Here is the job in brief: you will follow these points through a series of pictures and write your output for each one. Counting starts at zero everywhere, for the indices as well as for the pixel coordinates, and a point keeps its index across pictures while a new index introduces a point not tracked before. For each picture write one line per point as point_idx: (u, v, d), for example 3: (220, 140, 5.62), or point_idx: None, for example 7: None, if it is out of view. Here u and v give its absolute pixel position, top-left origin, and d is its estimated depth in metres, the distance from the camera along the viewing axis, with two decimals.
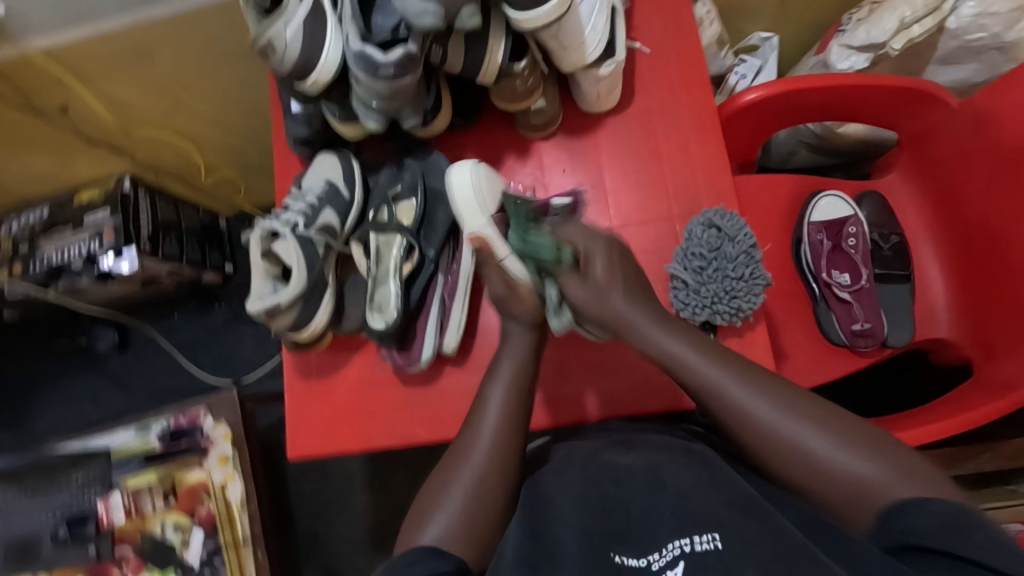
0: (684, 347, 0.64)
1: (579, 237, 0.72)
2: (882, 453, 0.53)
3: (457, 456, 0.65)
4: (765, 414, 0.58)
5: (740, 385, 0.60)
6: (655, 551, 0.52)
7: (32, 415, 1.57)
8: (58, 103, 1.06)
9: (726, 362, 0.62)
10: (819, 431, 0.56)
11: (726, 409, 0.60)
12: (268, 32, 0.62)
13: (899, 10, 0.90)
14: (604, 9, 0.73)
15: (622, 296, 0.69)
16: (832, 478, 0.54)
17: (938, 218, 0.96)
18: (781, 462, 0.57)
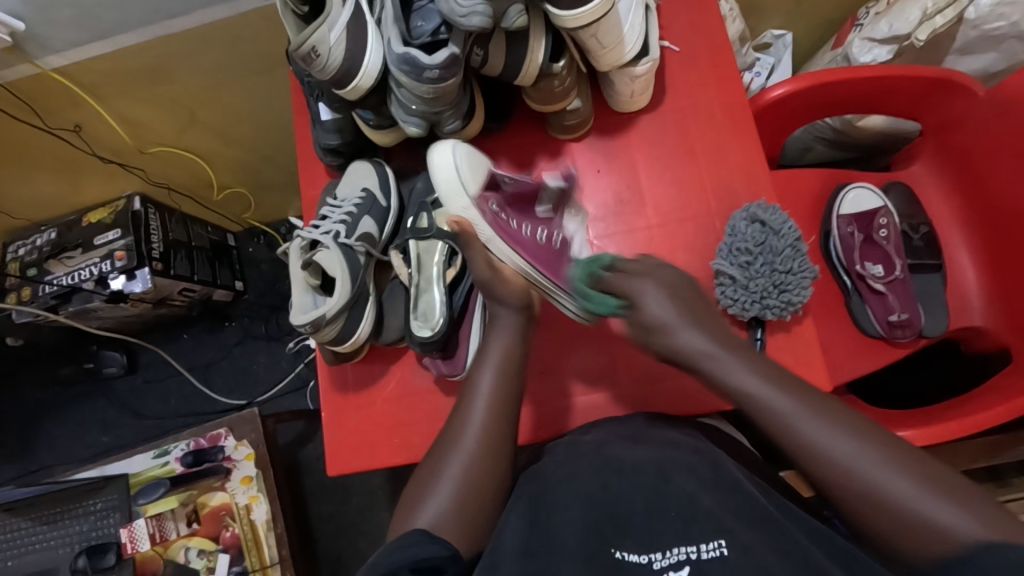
0: (750, 376, 0.59)
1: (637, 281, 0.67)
2: (967, 498, 0.49)
3: (448, 438, 0.64)
4: (841, 452, 0.54)
5: (812, 419, 0.56)
6: (659, 551, 0.53)
7: (39, 444, 1.52)
8: (71, 122, 1.04)
9: (796, 394, 0.58)
10: (897, 470, 0.52)
11: (798, 447, 0.56)
12: (312, 38, 0.61)
13: (921, 2, 0.91)
14: (639, 8, 0.73)
15: (691, 321, 0.63)
16: (915, 525, 0.49)
17: (966, 208, 0.96)
18: (852, 501, 0.53)
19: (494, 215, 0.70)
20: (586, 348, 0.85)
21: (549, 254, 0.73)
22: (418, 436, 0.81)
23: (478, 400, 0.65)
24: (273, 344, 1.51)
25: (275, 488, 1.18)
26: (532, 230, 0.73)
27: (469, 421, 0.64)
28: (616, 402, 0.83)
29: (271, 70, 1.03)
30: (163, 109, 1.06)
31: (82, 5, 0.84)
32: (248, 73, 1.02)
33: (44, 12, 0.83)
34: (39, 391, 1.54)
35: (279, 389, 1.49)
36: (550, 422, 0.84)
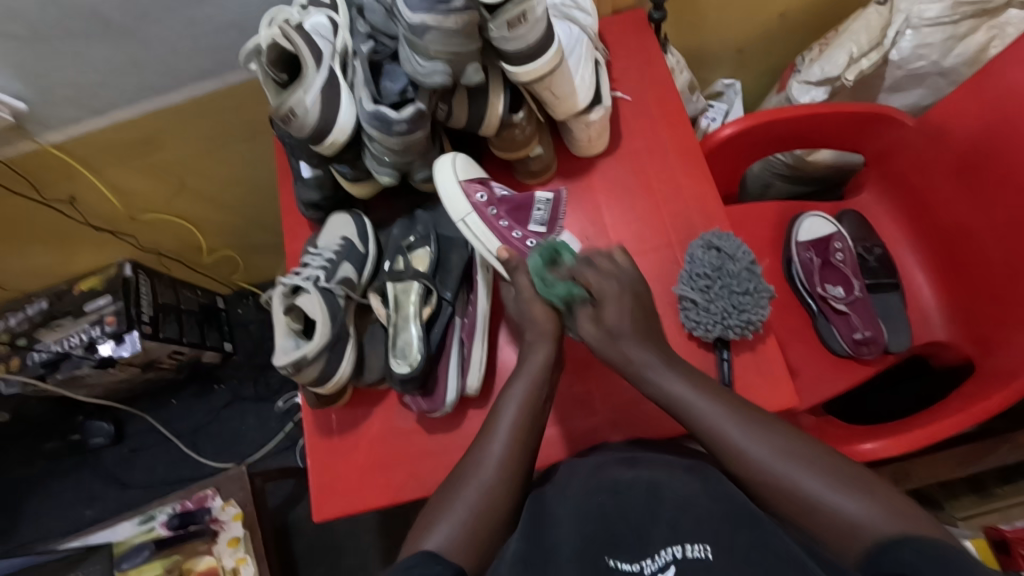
0: (679, 387, 0.67)
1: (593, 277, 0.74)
2: (871, 492, 0.54)
3: (459, 476, 0.66)
4: (759, 453, 0.60)
5: (737, 425, 0.62)
6: (647, 557, 0.56)
7: (21, 521, 1.49)
8: (66, 194, 1.10)
9: (722, 402, 0.65)
10: (806, 467, 0.57)
11: (724, 450, 0.62)
12: (289, 101, 0.68)
13: (847, 47, 1.01)
14: (588, 63, 0.81)
15: (631, 341, 0.71)
16: (828, 512, 0.54)
17: (913, 226, 1.02)
18: (768, 494, 0.59)
19: (477, 207, 0.79)
20: (564, 381, 0.87)
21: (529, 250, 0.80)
22: (403, 476, 0.82)
23: (497, 435, 0.68)
24: (261, 404, 1.51)
25: (262, 549, 1.16)
26: (519, 233, 0.80)
27: (486, 454, 0.66)
28: (597, 432, 0.85)
29: (256, 136, 1.09)
30: (154, 177, 1.12)
31: (81, 84, 0.91)
32: (235, 139, 1.09)
33: (45, 92, 0.90)
34: (22, 467, 1.52)
35: (268, 449, 1.48)
36: (534, 456, 0.85)
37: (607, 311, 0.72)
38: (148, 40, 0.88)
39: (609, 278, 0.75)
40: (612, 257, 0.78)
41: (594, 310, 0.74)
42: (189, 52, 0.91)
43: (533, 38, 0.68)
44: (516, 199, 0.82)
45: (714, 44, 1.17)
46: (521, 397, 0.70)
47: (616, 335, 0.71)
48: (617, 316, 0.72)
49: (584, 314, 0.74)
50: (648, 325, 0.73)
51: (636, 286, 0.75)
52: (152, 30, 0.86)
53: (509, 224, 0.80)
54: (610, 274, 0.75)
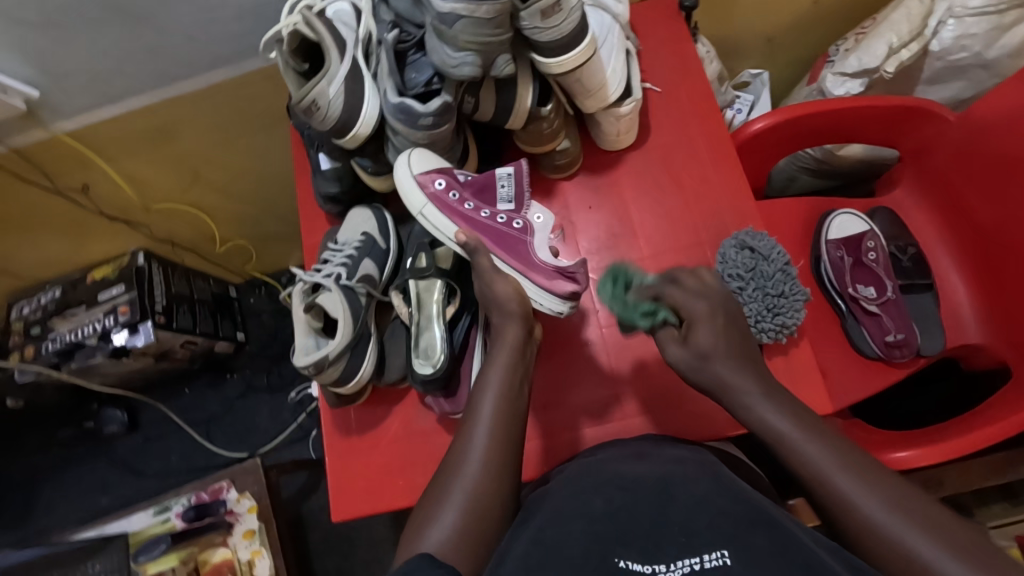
0: (754, 390, 0.62)
1: (683, 300, 0.67)
2: (952, 533, 0.49)
3: (453, 468, 0.63)
4: (834, 471, 0.55)
5: (811, 441, 0.57)
6: (662, 563, 0.52)
7: (36, 508, 1.49)
8: (79, 183, 1.08)
9: (798, 416, 0.60)
10: (877, 490, 0.53)
11: (796, 464, 0.57)
12: (312, 92, 0.65)
13: (886, 37, 0.96)
14: (620, 53, 0.78)
15: (723, 360, 0.63)
16: (882, 542, 0.51)
17: (950, 227, 0.99)
18: (837, 515, 0.54)
19: (440, 198, 0.74)
20: (588, 382, 0.85)
21: (496, 232, 0.75)
22: (424, 475, 0.81)
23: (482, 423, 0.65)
24: (275, 395, 1.50)
25: (277, 541, 1.15)
26: (486, 213, 0.76)
27: (474, 445, 0.64)
28: (621, 434, 0.83)
29: (272, 125, 1.07)
30: (168, 166, 1.10)
31: (94, 71, 0.89)
32: (249, 128, 1.06)
33: (58, 79, 0.88)
34: (37, 454, 1.52)
35: (281, 440, 1.47)
36: (557, 457, 0.83)
37: (699, 334, 0.64)
38: (162, 25, 0.85)
39: (698, 295, 0.67)
40: (697, 272, 0.70)
41: (684, 332, 0.66)
42: (204, 38, 0.88)
43: (568, 29, 0.65)
44: (474, 181, 0.77)
45: (743, 32, 1.13)
46: (500, 380, 0.67)
47: (702, 357, 0.64)
48: (712, 341, 0.64)
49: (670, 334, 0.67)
50: (745, 351, 0.65)
51: (728, 311, 0.67)
52: (166, 15, 0.83)
53: (474, 207, 0.76)
54: (702, 289, 0.67)
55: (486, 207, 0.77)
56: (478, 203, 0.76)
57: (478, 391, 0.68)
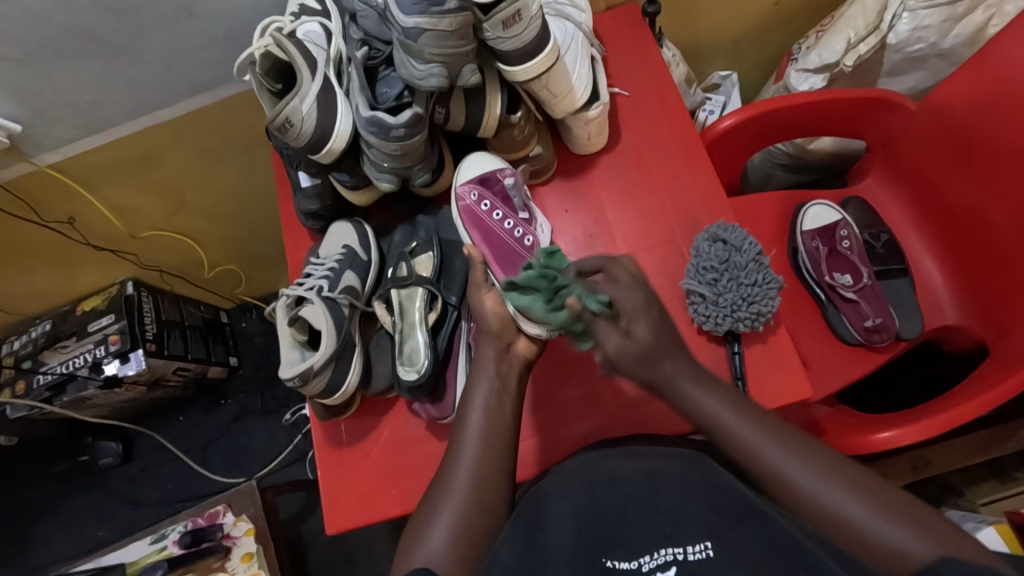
0: (710, 402, 0.62)
1: (623, 296, 0.65)
2: (916, 518, 0.51)
3: (439, 489, 0.64)
4: (797, 475, 0.55)
5: (775, 446, 0.58)
6: (646, 554, 0.54)
7: (33, 545, 1.48)
8: (66, 214, 1.09)
9: (758, 424, 0.60)
10: (853, 498, 0.53)
11: (761, 471, 0.57)
12: (286, 110, 0.67)
13: (844, 33, 1.00)
14: (585, 60, 0.81)
15: (667, 359, 0.63)
16: (869, 543, 0.51)
17: (921, 212, 1.01)
18: (812, 517, 0.54)
19: (472, 208, 0.81)
20: (576, 382, 0.86)
21: (506, 240, 0.81)
22: (414, 483, 0.81)
23: (469, 442, 0.66)
24: (269, 417, 1.50)
25: (276, 564, 1.14)
26: (509, 222, 0.81)
27: (461, 459, 0.65)
28: (608, 431, 0.84)
29: (253, 148, 1.09)
30: (153, 194, 1.12)
31: (76, 104, 0.91)
32: (233, 153, 1.08)
33: (42, 113, 0.90)
34: (32, 490, 1.50)
35: (277, 463, 1.47)
36: (547, 458, 0.84)
37: (637, 328, 0.63)
38: (142, 56, 0.87)
39: (628, 290, 0.67)
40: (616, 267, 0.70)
41: (616, 326, 0.63)
42: (184, 67, 0.91)
43: (530, 37, 0.68)
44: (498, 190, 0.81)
45: (709, 36, 1.16)
46: (483, 408, 0.68)
47: (648, 358, 0.63)
48: (648, 334, 0.63)
49: (607, 330, 0.63)
50: (675, 341, 0.66)
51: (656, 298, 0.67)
52: (146, 46, 0.86)
53: (502, 217, 0.81)
54: (627, 283, 0.67)
55: (509, 216, 0.81)
56: (503, 211, 0.81)
57: (463, 411, 0.69)
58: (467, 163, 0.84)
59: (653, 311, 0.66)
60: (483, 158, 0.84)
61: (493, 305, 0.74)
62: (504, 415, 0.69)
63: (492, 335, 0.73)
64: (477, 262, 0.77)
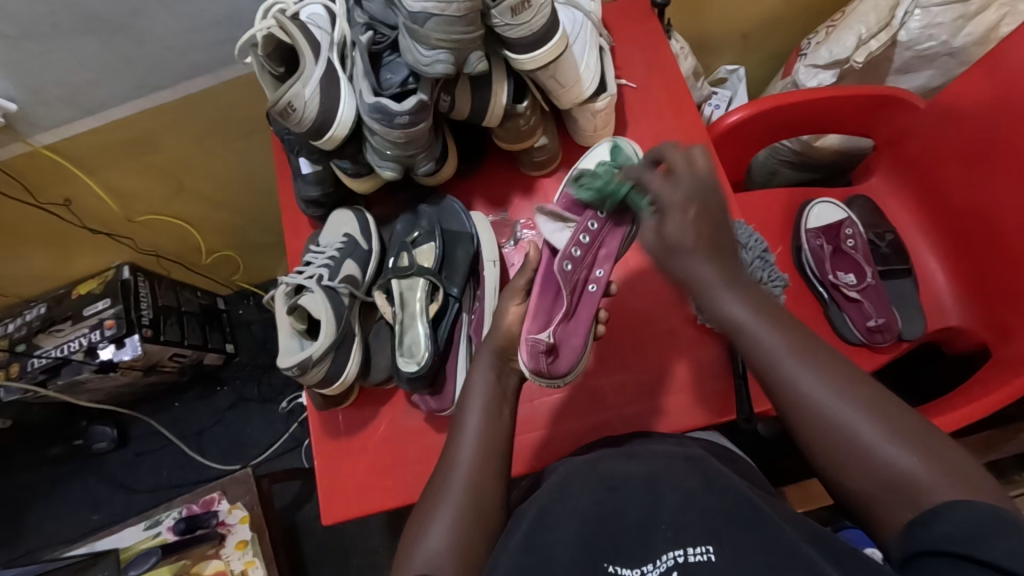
0: (743, 311, 0.58)
1: (660, 185, 0.60)
2: (930, 446, 0.49)
3: (435, 485, 0.65)
4: (816, 390, 0.54)
5: (802, 363, 0.55)
6: (649, 562, 0.54)
7: (27, 528, 1.47)
8: (62, 196, 1.07)
9: (791, 336, 0.57)
10: (873, 419, 0.51)
11: (778, 384, 0.56)
12: (288, 93, 0.66)
13: (856, 29, 1.00)
14: (594, 51, 0.79)
15: (693, 256, 0.58)
16: (878, 467, 0.50)
17: (927, 213, 1.00)
18: (816, 435, 0.54)
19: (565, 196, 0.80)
20: (577, 376, 0.85)
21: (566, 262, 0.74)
22: (413, 475, 0.81)
23: (465, 440, 0.66)
24: (266, 406, 1.50)
25: (270, 552, 1.13)
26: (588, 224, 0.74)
27: (460, 458, 0.65)
28: (607, 428, 0.83)
29: (253, 133, 1.07)
30: (150, 177, 1.10)
31: (73, 83, 0.89)
32: (232, 137, 1.06)
33: (37, 92, 0.88)
34: (26, 474, 1.50)
35: (273, 451, 1.46)
36: (545, 453, 0.83)
37: (669, 221, 0.59)
38: (140, 36, 0.86)
39: (676, 180, 0.60)
40: (689, 155, 0.61)
41: (656, 221, 0.60)
42: (183, 48, 0.89)
43: (539, 25, 0.67)
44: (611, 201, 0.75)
45: (717, 29, 1.15)
46: (475, 407, 0.68)
47: (676, 248, 0.59)
48: (680, 228, 0.58)
49: (646, 224, 0.62)
50: (716, 236, 0.59)
51: (708, 193, 0.59)
52: (144, 26, 0.84)
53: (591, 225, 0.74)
54: (681, 174, 0.60)
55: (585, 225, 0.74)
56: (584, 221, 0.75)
57: (460, 412, 0.69)
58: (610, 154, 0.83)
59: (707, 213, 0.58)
60: (605, 148, 0.84)
61: (512, 320, 0.73)
62: (498, 422, 0.68)
63: (494, 347, 0.72)
64: (528, 266, 0.74)
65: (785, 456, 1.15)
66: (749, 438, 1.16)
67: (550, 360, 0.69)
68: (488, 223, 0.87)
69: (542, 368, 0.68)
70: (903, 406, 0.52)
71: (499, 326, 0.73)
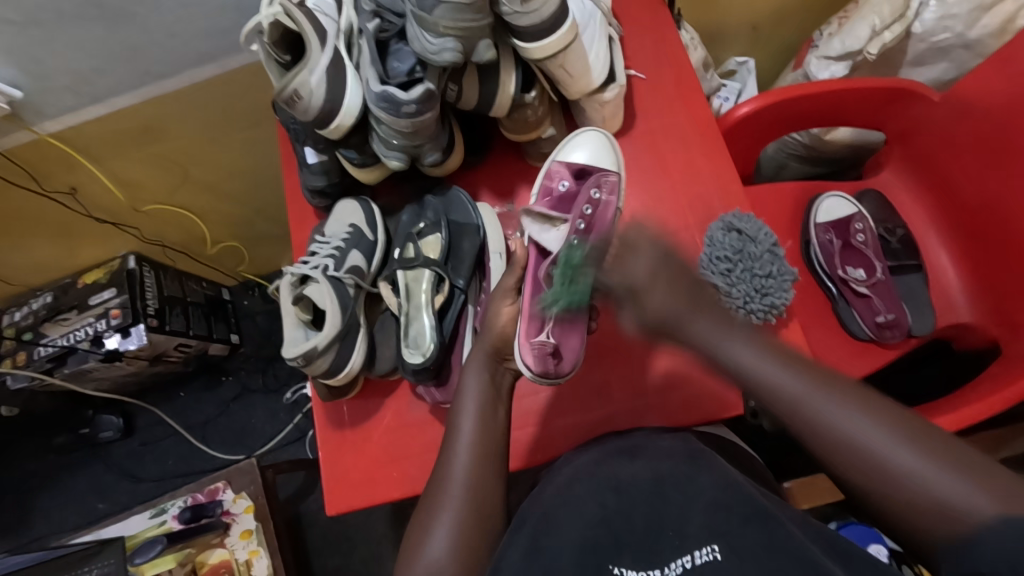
0: (749, 353, 0.55)
1: (640, 272, 0.59)
2: (969, 467, 0.46)
3: (438, 484, 0.64)
4: (845, 425, 0.50)
5: (824, 396, 0.52)
6: (655, 566, 0.54)
7: (33, 515, 1.48)
8: (67, 186, 1.07)
9: (804, 373, 0.54)
10: (908, 448, 0.48)
11: (802, 425, 0.52)
12: (294, 82, 0.65)
13: (869, 20, 0.97)
14: (603, 41, 0.78)
15: (689, 319, 0.57)
16: (920, 500, 0.46)
17: (939, 207, 0.99)
18: (857, 476, 0.50)
19: (553, 190, 0.79)
20: (582, 370, 0.85)
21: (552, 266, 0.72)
22: (417, 467, 0.81)
23: (467, 438, 0.66)
24: (270, 396, 1.50)
25: (275, 542, 1.14)
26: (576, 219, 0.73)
27: (462, 456, 0.65)
28: (612, 422, 0.82)
29: (258, 123, 1.07)
30: (156, 167, 1.10)
31: (79, 70, 0.88)
32: (237, 126, 1.06)
33: (42, 79, 0.88)
34: (32, 461, 1.50)
35: (277, 441, 1.47)
36: (548, 447, 0.83)
37: (648, 298, 0.58)
38: (145, 22, 0.85)
39: (637, 259, 0.60)
40: (626, 237, 0.64)
41: (632, 303, 0.59)
42: (189, 36, 0.89)
43: (548, 13, 0.66)
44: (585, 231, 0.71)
45: (728, 20, 1.13)
46: (476, 406, 0.68)
47: (663, 324, 0.58)
48: (661, 307, 0.58)
49: (624, 312, 0.61)
50: (694, 293, 0.59)
51: (670, 260, 0.60)
52: (150, 13, 0.84)
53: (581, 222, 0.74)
54: (642, 251, 0.61)
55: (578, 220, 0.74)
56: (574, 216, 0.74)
57: (459, 409, 0.68)
58: (586, 142, 0.82)
59: (663, 273, 0.59)
60: (589, 136, 0.83)
61: (507, 321, 0.72)
62: (495, 419, 0.68)
63: (491, 347, 0.71)
64: (516, 265, 0.74)
65: (788, 451, 1.14)
66: (754, 434, 1.15)
67: (556, 362, 0.70)
68: (495, 215, 0.86)
69: (549, 370, 0.69)
70: (941, 432, 0.49)
71: (492, 327, 0.72)
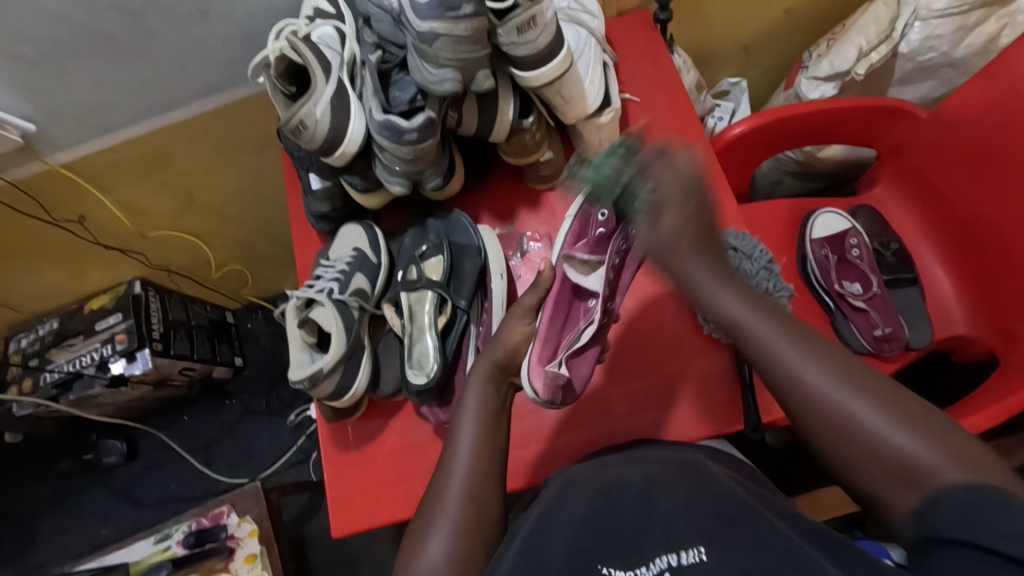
0: (739, 305, 0.62)
1: (670, 181, 0.62)
2: (932, 427, 0.52)
3: (436, 499, 0.64)
4: (815, 378, 0.57)
5: (801, 350, 0.59)
6: (642, 565, 0.54)
7: (37, 542, 1.47)
8: (76, 214, 1.09)
9: (785, 327, 0.61)
10: (876, 407, 0.54)
11: (777, 373, 0.59)
12: (300, 112, 0.67)
13: (856, 41, 1.01)
14: (597, 68, 0.81)
15: (688, 253, 0.63)
16: (881, 450, 0.53)
17: (932, 220, 1.00)
18: (822, 428, 0.57)
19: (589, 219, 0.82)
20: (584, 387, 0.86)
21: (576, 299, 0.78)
22: (420, 487, 0.81)
23: (463, 449, 0.67)
24: (274, 418, 1.51)
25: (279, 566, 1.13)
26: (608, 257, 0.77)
27: (458, 467, 0.66)
28: (614, 439, 0.83)
29: (262, 150, 1.09)
30: (163, 194, 1.12)
31: (89, 103, 0.91)
32: (242, 154, 1.08)
33: (53, 112, 0.91)
34: (36, 488, 1.51)
35: (281, 463, 1.47)
36: (551, 464, 0.83)
37: (667, 215, 0.62)
38: (154, 57, 0.88)
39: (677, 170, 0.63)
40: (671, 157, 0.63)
41: (651, 216, 0.63)
42: (196, 69, 0.92)
43: (543, 43, 0.68)
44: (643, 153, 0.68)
45: (720, 43, 1.16)
46: (472, 420, 0.69)
47: (665, 249, 0.64)
48: (675, 226, 0.62)
49: (642, 223, 0.64)
50: (707, 229, 0.64)
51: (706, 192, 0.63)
52: (158, 47, 0.87)
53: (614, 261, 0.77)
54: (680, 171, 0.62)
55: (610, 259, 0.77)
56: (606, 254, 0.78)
57: (458, 423, 0.70)
58: None
59: (691, 204, 0.62)
60: None
61: (520, 339, 0.74)
62: (494, 435, 0.69)
63: (494, 363, 0.73)
64: (541, 285, 0.76)
65: (792, 465, 1.14)
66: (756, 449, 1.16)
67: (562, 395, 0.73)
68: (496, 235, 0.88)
69: (555, 400, 0.72)
70: (915, 399, 0.55)
71: (504, 343, 0.74)
